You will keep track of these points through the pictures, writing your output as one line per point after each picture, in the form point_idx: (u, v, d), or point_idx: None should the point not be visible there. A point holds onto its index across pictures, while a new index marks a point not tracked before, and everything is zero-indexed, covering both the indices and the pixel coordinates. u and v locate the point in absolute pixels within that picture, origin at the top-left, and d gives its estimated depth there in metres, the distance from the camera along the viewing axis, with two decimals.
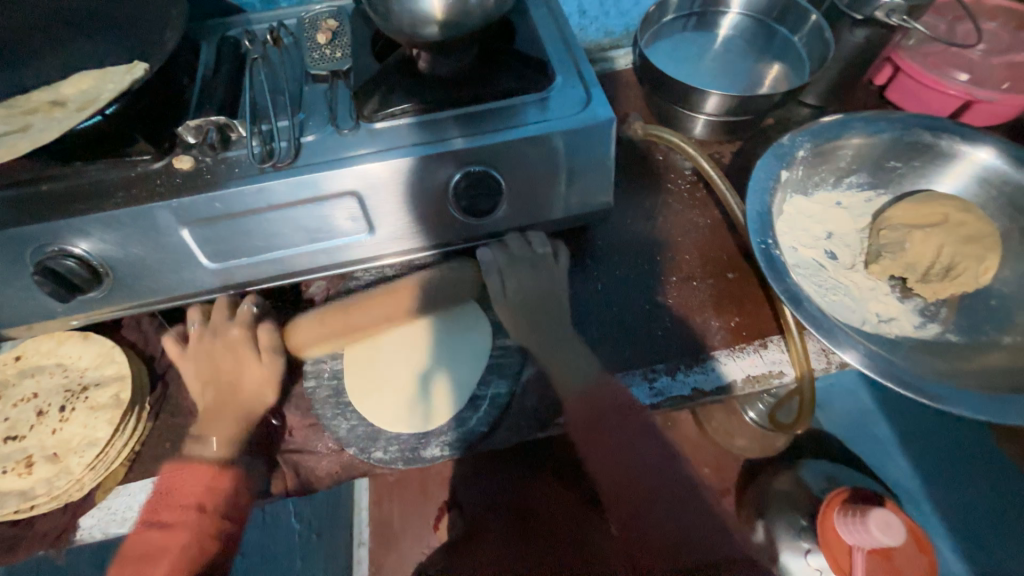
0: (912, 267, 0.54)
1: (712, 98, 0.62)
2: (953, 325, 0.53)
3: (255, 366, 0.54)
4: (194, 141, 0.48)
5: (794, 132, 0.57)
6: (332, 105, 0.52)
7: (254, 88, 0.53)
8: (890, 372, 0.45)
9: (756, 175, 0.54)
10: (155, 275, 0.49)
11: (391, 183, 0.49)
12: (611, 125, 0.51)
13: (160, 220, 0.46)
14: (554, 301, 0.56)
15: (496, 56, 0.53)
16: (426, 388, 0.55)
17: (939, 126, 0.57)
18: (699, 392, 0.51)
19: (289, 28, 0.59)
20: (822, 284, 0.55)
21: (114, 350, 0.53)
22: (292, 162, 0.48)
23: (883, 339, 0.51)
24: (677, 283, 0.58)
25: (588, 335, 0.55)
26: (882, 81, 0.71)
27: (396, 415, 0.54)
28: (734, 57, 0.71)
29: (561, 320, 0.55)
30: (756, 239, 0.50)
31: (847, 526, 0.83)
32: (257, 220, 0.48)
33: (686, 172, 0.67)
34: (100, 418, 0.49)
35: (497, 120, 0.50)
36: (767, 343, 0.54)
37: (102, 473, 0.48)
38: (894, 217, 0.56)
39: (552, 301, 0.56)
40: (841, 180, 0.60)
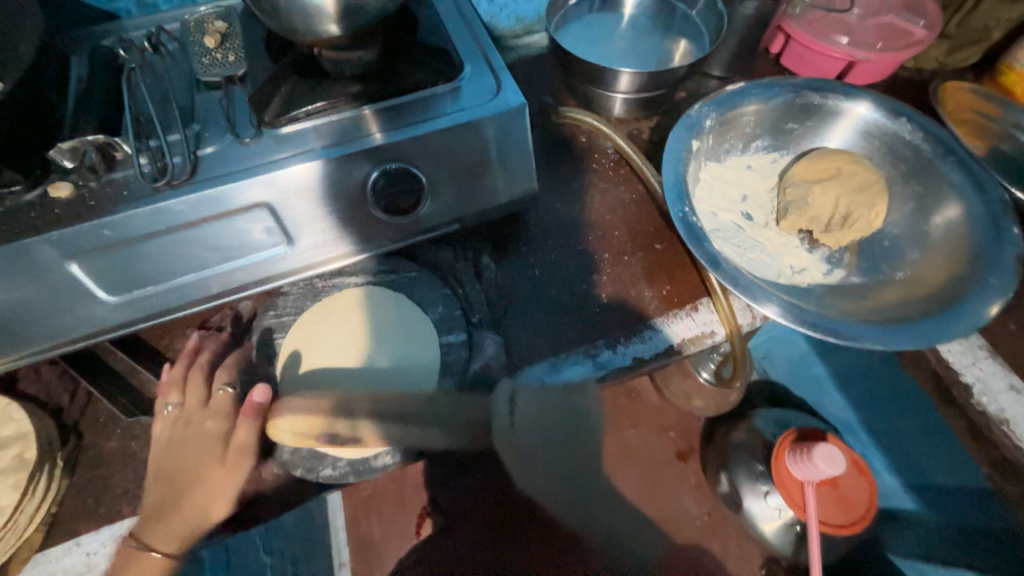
0: (817, 220, 0.58)
1: (624, 77, 0.63)
2: (856, 267, 0.58)
3: (219, 476, 0.49)
4: (69, 164, 0.43)
5: (702, 102, 0.59)
6: (230, 113, 0.49)
7: (136, 100, 0.48)
8: (802, 317, 0.49)
9: (669, 147, 0.56)
10: (47, 318, 0.44)
11: (302, 189, 0.46)
12: (524, 110, 0.51)
13: (40, 257, 0.41)
14: (485, 288, 0.57)
15: (400, 50, 0.52)
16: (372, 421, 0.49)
17: (825, 86, 0.62)
18: (641, 361, 0.53)
19: (172, 34, 0.55)
20: (741, 244, 0.58)
21: (11, 407, 0.47)
22: (190, 178, 0.44)
23: (797, 288, 0.55)
24: (609, 259, 0.59)
25: (531, 320, 0.55)
26: (776, 49, 0.76)
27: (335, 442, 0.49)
28: (641, 35, 0.73)
29: (499, 308, 0.56)
30: (674, 208, 0.52)
31: (796, 464, 0.88)
32: (158, 243, 0.44)
33: (608, 150, 0.69)
34: (2, 485, 0.44)
35: (411, 115, 0.49)
36: (698, 306, 0.56)
37: (12, 543, 0.43)
38: (797, 175, 0.60)
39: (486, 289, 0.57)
40: (749, 145, 0.64)
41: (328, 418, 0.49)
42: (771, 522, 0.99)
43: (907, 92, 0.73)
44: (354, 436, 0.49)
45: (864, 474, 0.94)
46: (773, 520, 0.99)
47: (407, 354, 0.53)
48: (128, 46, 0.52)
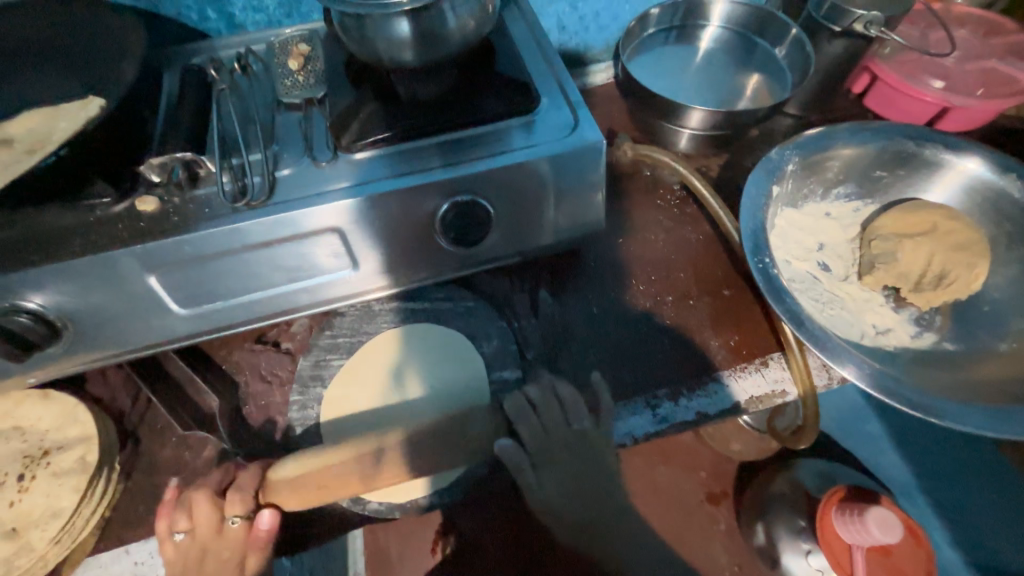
0: (906, 277, 0.54)
1: (697, 114, 0.61)
2: (949, 333, 0.53)
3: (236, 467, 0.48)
4: (158, 179, 0.45)
5: (782, 146, 0.57)
6: (308, 135, 0.49)
7: (222, 118, 0.50)
8: (892, 388, 0.44)
9: (747, 191, 0.54)
10: (122, 326, 0.45)
11: (374, 216, 0.46)
12: (601, 146, 0.49)
13: (124, 268, 0.43)
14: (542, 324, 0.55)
15: (478, 81, 0.51)
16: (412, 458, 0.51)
17: (920, 135, 0.58)
18: (704, 416, 0.50)
19: (259, 54, 0.56)
20: (819, 297, 0.54)
21: (78, 408, 0.48)
22: (267, 199, 0.45)
23: (883, 352, 0.51)
24: (673, 302, 0.57)
25: (578, 358, 0.53)
26: (860, 89, 0.71)
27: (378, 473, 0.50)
28: (716, 70, 0.71)
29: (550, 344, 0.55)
30: (752, 259, 0.49)
31: (844, 525, 0.81)
32: (231, 261, 0.45)
33: (674, 187, 0.66)
34: (66, 486, 0.45)
35: (482, 148, 0.48)
36: (768, 361, 0.53)
37: (68, 546, 0.44)
38: (884, 227, 0.56)
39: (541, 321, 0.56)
40: (830, 191, 0.60)
41: (368, 447, 0.50)
42: None
43: (1007, 143, 0.68)
44: (390, 470, 0.50)
45: (921, 545, 0.82)
46: None
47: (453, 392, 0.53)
48: (217, 65, 0.54)
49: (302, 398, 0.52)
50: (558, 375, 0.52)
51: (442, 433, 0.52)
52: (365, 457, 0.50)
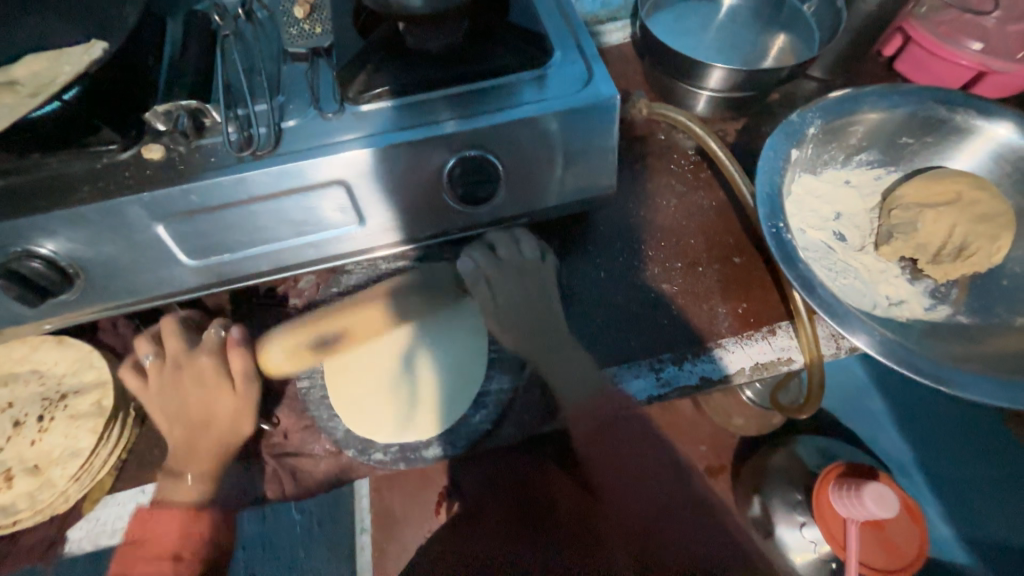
0: (923, 248, 0.52)
1: (716, 72, 0.58)
2: (964, 306, 0.52)
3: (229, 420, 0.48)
4: (163, 128, 0.44)
5: (805, 108, 0.54)
6: (314, 86, 0.48)
7: (226, 66, 0.48)
8: (900, 356, 0.44)
9: (764, 154, 0.52)
10: (133, 275, 0.46)
11: (380, 171, 0.45)
12: (615, 103, 0.48)
13: (132, 217, 0.43)
14: (523, 264, 0.53)
15: (488, 31, 0.49)
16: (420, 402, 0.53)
17: (954, 99, 0.55)
18: (707, 381, 0.50)
19: (264, 1, 0.55)
20: (833, 267, 0.53)
21: (92, 354, 0.49)
22: (273, 150, 0.44)
23: (894, 322, 0.50)
24: (682, 268, 0.56)
25: (580, 321, 0.53)
26: (891, 51, 0.68)
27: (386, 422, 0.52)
28: (739, 28, 0.67)
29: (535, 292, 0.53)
30: (766, 223, 0.48)
31: (842, 500, 0.81)
32: (239, 213, 0.45)
33: (689, 151, 0.64)
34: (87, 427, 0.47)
35: (492, 102, 0.47)
36: (776, 329, 0.52)
37: (88, 484, 0.46)
38: (906, 196, 0.54)
39: (524, 262, 0.53)
40: (851, 158, 0.58)
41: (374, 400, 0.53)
42: (803, 554, 0.91)
43: None
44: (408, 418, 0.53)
45: (916, 522, 0.82)
46: (806, 553, 0.91)
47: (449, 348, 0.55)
48: (221, 11, 0.52)
49: (309, 352, 0.53)
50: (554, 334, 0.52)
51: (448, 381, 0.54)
52: (385, 415, 0.53)
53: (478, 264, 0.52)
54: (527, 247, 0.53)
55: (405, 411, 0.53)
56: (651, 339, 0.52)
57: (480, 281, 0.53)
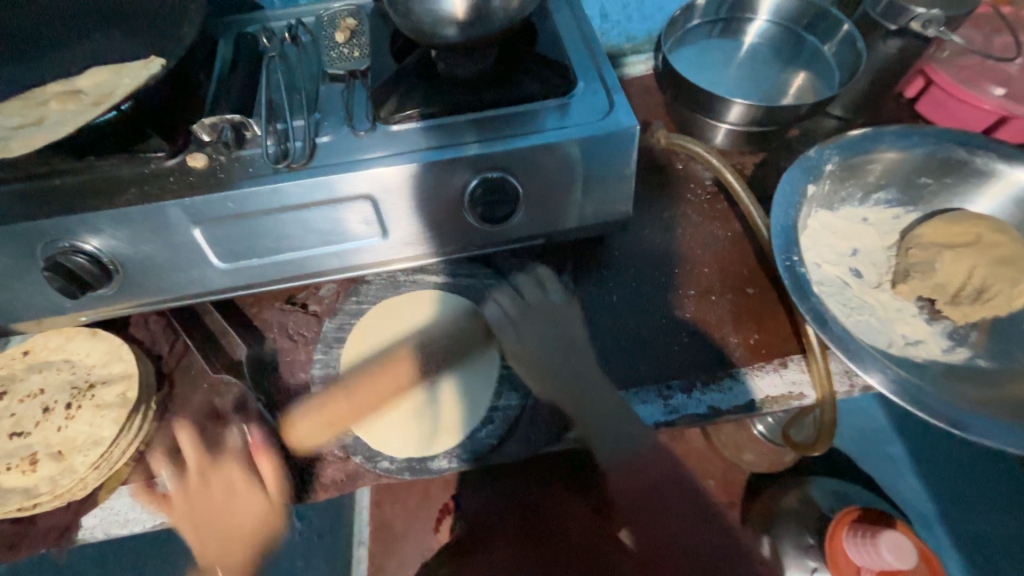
0: (942, 289, 0.52)
1: (736, 107, 0.60)
2: (984, 349, 0.51)
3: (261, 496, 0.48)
4: (208, 139, 0.47)
5: (823, 144, 0.55)
6: (349, 105, 0.51)
7: (270, 84, 0.52)
8: (915, 397, 0.43)
9: (781, 188, 0.53)
10: (167, 274, 0.48)
11: (405, 187, 0.48)
12: (634, 132, 0.49)
13: (171, 219, 0.45)
14: (550, 307, 0.54)
15: (516, 61, 0.52)
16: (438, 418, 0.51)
17: (974, 142, 0.55)
18: (716, 411, 0.50)
19: (308, 27, 0.58)
20: (848, 303, 0.53)
21: (123, 347, 0.52)
22: (307, 163, 0.47)
23: (911, 362, 0.49)
24: (695, 296, 0.56)
25: (589, 341, 0.54)
26: (912, 93, 0.69)
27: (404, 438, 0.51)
28: (760, 65, 0.69)
29: (553, 330, 0.53)
30: (780, 255, 0.49)
31: (856, 547, 0.78)
32: (270, 220, 0.47)
33: (706, 182, 0.65)
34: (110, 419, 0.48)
35: (515, 127, 0.49)
36: (788, 362, 0.52)
37: (106, 472, 0.47)
38: (924, 236, 0.54)
39: (547, 304, 0.54)
40: (869, 196, 0.59)
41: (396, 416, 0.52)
42: None
43: None
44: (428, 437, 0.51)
45: (934, 573, 0.77)
46: None
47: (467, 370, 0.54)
48: (269, 35, 0.56)
49: (325, 357, 0.54)
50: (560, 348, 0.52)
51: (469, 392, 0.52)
52: (405, 430, 0.51)
53: (503, 308, 0.54)
54: (552, 288, 0.55)
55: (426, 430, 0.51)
56: (660, 364, 0.52)
57: (522, 351, 0.52)
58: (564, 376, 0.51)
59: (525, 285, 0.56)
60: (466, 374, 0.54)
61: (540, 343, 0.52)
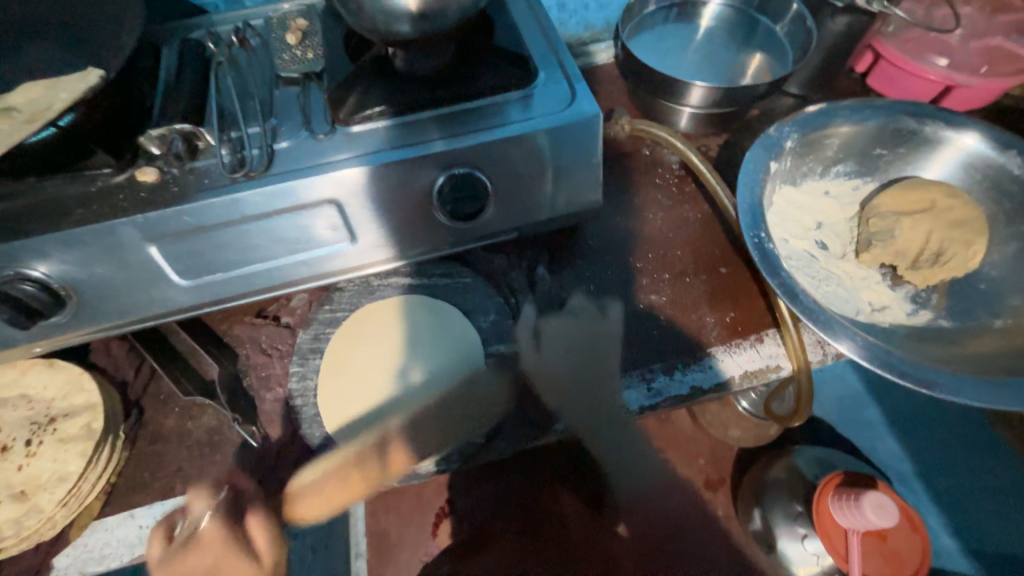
0: (903, 255, 0.54)
1: (697, 90, 0.61)
2: (945, 310, 0.53)
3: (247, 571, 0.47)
4: (157, 151, 0.45)
5: (782, 122, 0.56)
6: (306, 108, 0.50)
7: (220, 91, 0.50)
8: (886, 361, 0.44)
9: (745, 167, 0.54)
10: (125, 296, 0.46)
11: (371, 189, 0.46)
12: (597, 120, 0.49)
13: (125, 238, 0.43)
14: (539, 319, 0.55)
15: (475, 54, 0.51)
16: (415, 429, 0.50)
17: (923, 111, 0.57)
18: (698, 390, 0.51)
19: (257, 29, 0.56)
20: (816, 274, 0.54)
21: (83, 377, 0.49)
22: (266, 171, 0.45)
23: (878, 327, 0.51)
24: (670, 279, 0.57)
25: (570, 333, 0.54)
26: (862, 68, 0.71)
27: (376, 447, 0.50)
28: (717, 48, 0.70)
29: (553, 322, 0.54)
30: (748, 233, 0.50)
31: (842, 510, 0.80)
32: (231, 232, 0.45)
33: (673, 166, 0.66)
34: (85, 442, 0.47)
35: (479, 121, 0.48)
36: (763, 337, 0.53)
37: (75, 509, 0.45)
38: (883, 205, 0.56)
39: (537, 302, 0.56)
40: (829, 170, 0.60)
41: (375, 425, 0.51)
42: (806, 567, 0.91)
43: (1010, 123, 0.67)
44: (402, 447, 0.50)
45: (916, 530, 0.82)
46: (808, 565, 0.91)
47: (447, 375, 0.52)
48: (215, 39, 0.54)
49: (302, 369, 0.53)
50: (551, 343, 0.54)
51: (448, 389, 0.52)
52: (379, 440, 0.50)
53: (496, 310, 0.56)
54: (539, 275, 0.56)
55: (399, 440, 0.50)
56: (642, 349, 0.53)
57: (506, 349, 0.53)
58: (540, 365, 0.53)
59: (516, 296, 0.56)
60: (445, 382, 0.52)
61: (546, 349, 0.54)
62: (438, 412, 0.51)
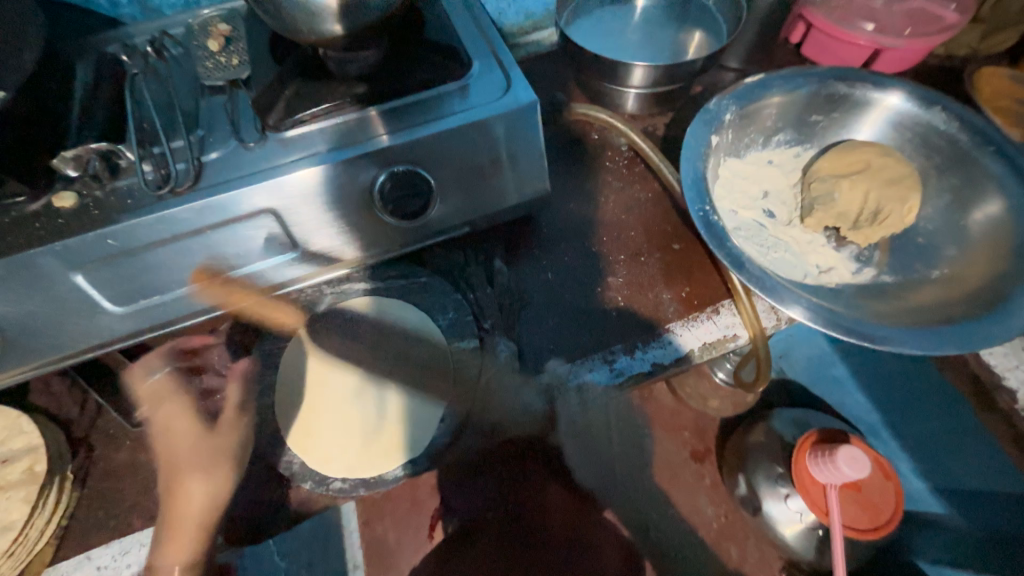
0: (844, 216, 0.55)
1: (637, 70, 0.61)
2: (887, 266, 0.55)
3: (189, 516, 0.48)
4: (75, 173, 0.43)
5: (720, 96, 0.57)
6: (233, 117, 0.48)
7: (139, 106, 0.48)
8: (833, 320, 0.46)
9: (687, 143, 0.54)
10: (56, 330, 0.44)
11: (310, 194, 0.45)
12: (536, 107, 0.49)
13: (46, 268, 0.41)
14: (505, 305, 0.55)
15: (406, 49, 0.50)
16: (389, 436, 0.50)
17: (852, 76, 0.59)
18: (660, 366, 0.52)
19: (176, 38, 0.54)
20: (764, 242, 0.56)
21: (21, 420, 0.47)
22: (193, 185, 0.43)
23: (825, 288, 0.53)
24: (625, 260, 0.57)
25: (531, 323, 0.54)
26: (797, 38, 0.72)
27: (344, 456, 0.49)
28: (655, 28, 0.70)
29: (492, 298, 0.55)
30: (693, 207, 0.50)
31: (817, 466, 0.81)
32: (165, 252, 0.43)
33: (621, 148, 0.66)
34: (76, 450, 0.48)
35: (416, 116, 0.47)
36: (720, 308, 0.54)
37: (23, 558, 0.43)
38: (822, 169, 0.58)
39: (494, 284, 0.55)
40: (770, 139, 0.62)
41: (345, 431, 0.51)
42: (792, 525, 0.93)
43: (937, 81, 0.70)
44: (372, 453, 0.50)
45: (888, 477, 0.85)
46: (794, 524, 0.93)
47: (421, 382, 0.53)
48: (130, 52, 0.51)
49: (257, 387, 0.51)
50: (521, 330, 0.53)
51: (421, 382, 0.52)
52: (348, 446, 0.50)
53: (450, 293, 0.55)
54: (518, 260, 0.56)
55: (369, 444, 0.50)
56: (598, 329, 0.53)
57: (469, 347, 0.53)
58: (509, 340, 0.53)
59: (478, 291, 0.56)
60: (419, 390, 0.52)
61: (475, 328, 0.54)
62: (408, 423, 0.51)
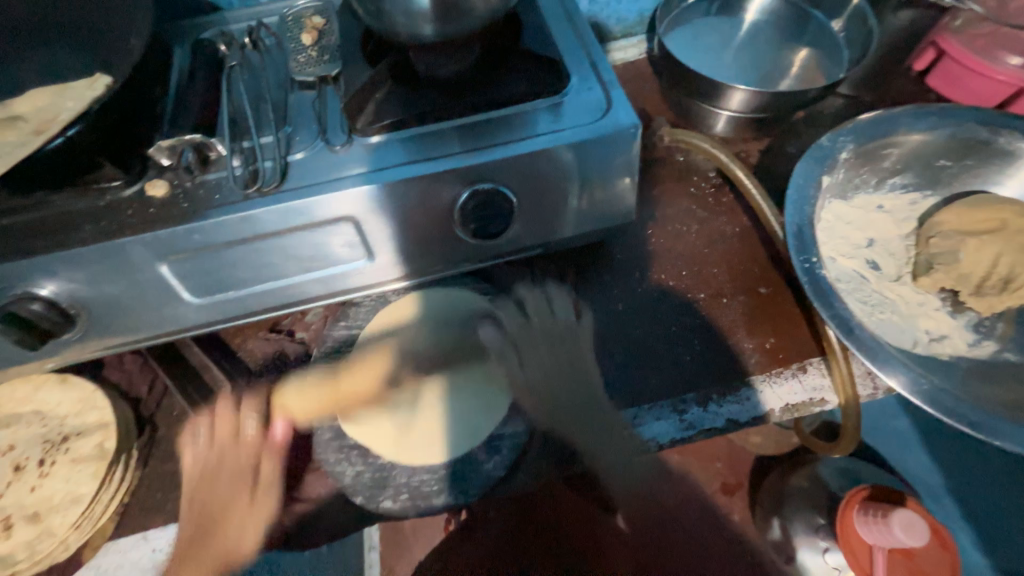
0: (966, 279, 0.49)
1: (739, 94, 0.56)
2: (1011, 342, 0.48)
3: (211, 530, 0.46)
4: (168, 163, 0.43)
5: (835, 132, 0.51)
6: (321, 115, 0.47)
7: (232, 96, 0.47)
8: (949, 407, 0.40)
9: (794, 181, 0.49)
10: (135, 313, 0.44)
11: (389, 204, 0.43)
12: (635, 131, 0.45)
13: (134, 256, 0.41)
14: (555, 328, 0.51)
15: (501, 57, 0.47)
16: (425, 436, 0.49)
17: (999, 121, 0.52)
18: (734, 423, 0.48)
19: (271, 28, 0.53)
20: (867, 299, 0.50)
21: (96, 394, 0.49)
22: (279, 186, 0.42)
23: (937, 361, 0.47)
24: (705, 300, 0.53)
25: (589, 363, 0.50)
26: (922, 66, 0.65)
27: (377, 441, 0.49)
28: (761, 46, 0.65)
29: (553, 327, 0.52)
30: (797, 257, 0.46)
31: None
32: (243, 250, 0.43)
33: (710, 174, 0.62)
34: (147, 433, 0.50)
35: (509, 131, 0.45)
36: (807, 366, 0.49)
37: (88, 530, 0.44)
38: (945, 223, 0.51)
39: (552, 325, 0.51)
40: (885, 182, 0.56)
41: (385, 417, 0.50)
42: None
43: None
44: (406, 446, 0.48)
45: None
46: None
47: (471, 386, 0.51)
48: (227, 40, 0.51)
49: None
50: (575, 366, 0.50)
51: (461, 392, 0.51)
52: (384, 433, 0.49)
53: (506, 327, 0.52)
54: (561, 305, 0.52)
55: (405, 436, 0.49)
56: (682, 378, 0.49)
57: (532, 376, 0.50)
58: (569, 377, 0.50)
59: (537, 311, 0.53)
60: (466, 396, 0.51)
61: (534, 340, 0.52)
62: (447, 429, 0.49)
